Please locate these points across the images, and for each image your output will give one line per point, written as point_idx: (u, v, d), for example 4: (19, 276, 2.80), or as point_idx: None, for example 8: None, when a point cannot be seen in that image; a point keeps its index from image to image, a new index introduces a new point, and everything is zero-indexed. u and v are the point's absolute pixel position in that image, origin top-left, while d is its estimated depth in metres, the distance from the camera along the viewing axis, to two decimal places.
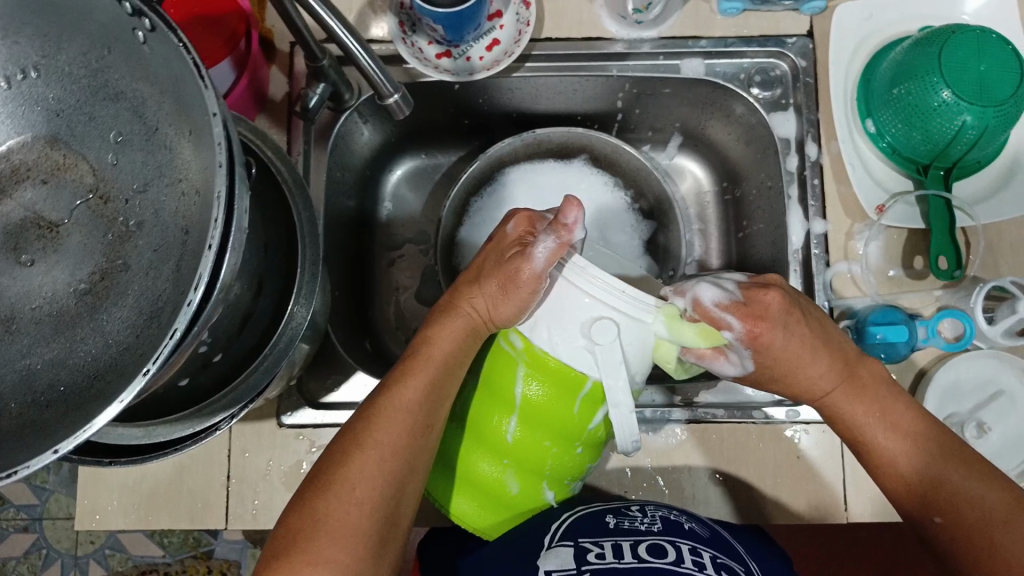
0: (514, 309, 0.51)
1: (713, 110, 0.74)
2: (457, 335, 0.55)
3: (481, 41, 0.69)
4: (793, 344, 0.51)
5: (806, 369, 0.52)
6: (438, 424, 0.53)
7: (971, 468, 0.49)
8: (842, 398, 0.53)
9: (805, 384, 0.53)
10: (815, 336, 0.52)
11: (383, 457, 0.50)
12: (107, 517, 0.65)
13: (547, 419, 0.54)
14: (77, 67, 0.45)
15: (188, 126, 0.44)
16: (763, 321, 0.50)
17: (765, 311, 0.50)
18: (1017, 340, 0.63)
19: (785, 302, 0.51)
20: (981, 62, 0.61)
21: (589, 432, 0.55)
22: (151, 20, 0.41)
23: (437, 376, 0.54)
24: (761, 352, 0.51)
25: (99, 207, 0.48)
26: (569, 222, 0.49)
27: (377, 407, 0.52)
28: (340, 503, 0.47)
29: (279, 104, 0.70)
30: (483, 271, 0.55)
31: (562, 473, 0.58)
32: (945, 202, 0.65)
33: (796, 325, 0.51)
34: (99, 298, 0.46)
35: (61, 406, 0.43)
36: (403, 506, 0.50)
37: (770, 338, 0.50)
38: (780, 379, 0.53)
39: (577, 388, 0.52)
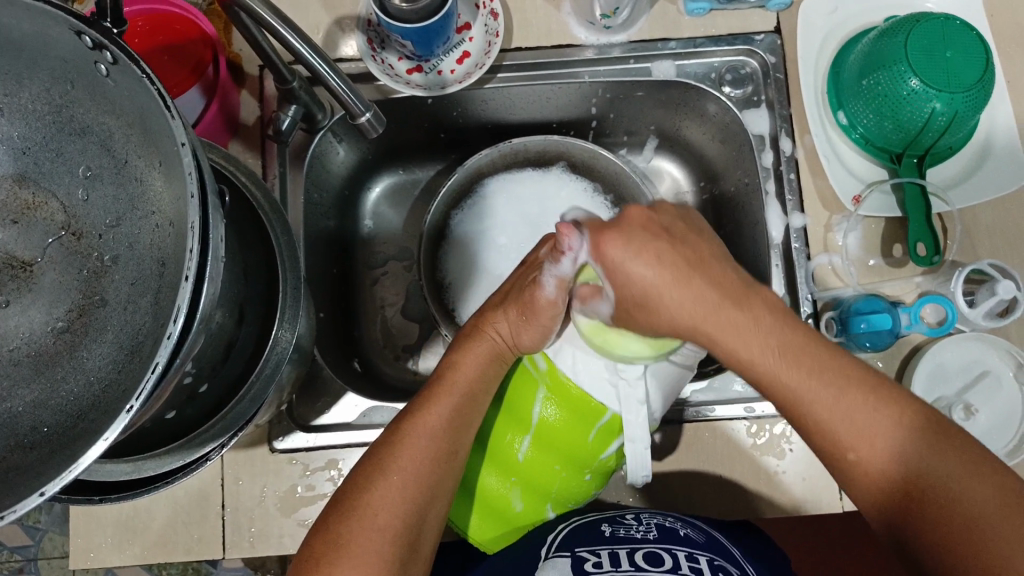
0: (537, 336, 0.54)
1: (687, 111, 0.74)
2: (482, 360, 0.56)
3: (450, 54, 0.69)
4: (650, 273, 0.46)
5: (672, 305, 0.46)
6: (462, 450, 0.53)
7: (915, 422, 0.42)
8: (725, 331, 0.45)
9: (670, 315, 0.46)
10: (680, 264, 0.46)
11: (406, 482, 0.49)
12: (101, 553, 0.64)
13: (558, 444, 0.55)
14: (40, 103, 0.45)
15: (158, 157, 0.43)
16: (610, 233, 0.48)
17: (619, 226, 0.48)
18: (999, 322, 0.63)
19: (648, 222, 0.48)
20: (947, 48, 0.61)
21: (600, 461, 0.57)
22: (111, 53, 0.40)
23: (463, 401, 0.54)
24: (613, 271, 0.47)
25: (73, 244, 0.47)
26: (568, 249, 0.50)
27: (398, 433, 0.52)
28: (362, 529, 0.47)
29: (251, 128, 0.69)
30: (507, 295, 0.57)
31: (567, 496, 0.59)
32: (920, 189, 0.65)
33: (652, 240, 0.47)
34: (77, 336, 0.46)
35: (44, 447, 0.42)
36: (425, 532, 0.50)
37: (616, 253, 0.47)
38: (640, 308, 0.47)
39: (594, 419, 0.54)
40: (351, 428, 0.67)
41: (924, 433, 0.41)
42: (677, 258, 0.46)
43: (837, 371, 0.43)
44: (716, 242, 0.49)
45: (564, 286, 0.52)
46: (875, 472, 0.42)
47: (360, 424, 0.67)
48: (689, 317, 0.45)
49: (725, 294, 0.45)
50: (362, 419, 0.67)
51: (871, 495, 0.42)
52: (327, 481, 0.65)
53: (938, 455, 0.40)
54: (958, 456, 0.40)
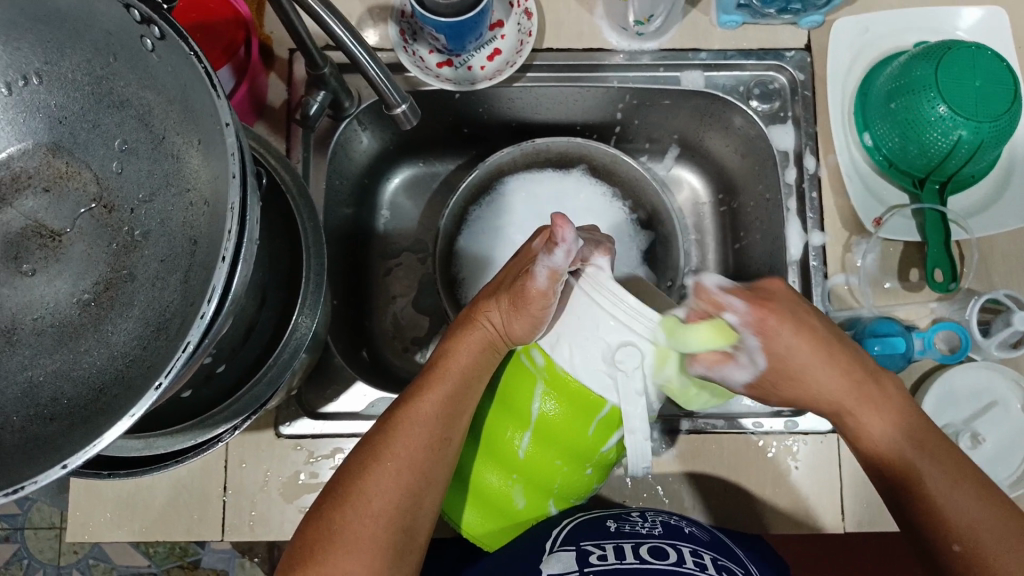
0: (528, 326, 0.52)
1: (712, 122, 0.74)
2: (474, 349, 0.55)
3: (481, 51, 0.70)
4: (802, 347, 0.50)
5: (820, 378, 0.50)
6: (456, 437, 0.53)
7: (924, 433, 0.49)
8: (861, 399, 0.50)
9: (818, 388, 0.51)
10: (830, 342, 0.51)
11: (399, 470, 0.50)
12: (99, 529, 0.64)
13: (558, 437, 0.54)
14: (80, 74, 0.45)
15: (197, 135, 0.43)
16: (769, 305, 0.50)
17: (771, 297, 0.51)
18: (1013, 352, 0.64)
19: (790, 297, 0.52)
20: (975, 78, 0.62)
21: (601, 454, 0.56)
22: (160, 29, 0.41)
23: (456, 389, 0.54)
24: (767, 343, 0.50)
25: (104, 216, 0.47)
26: (562, 241, 0.48)
27: (392, 421, 0.52)
28: (356, 515, 0.48)
29: (277, 111, 0.69)
30: (499, 284, 0.55)
31: (569, 491, 0.59)
32: (940, 216, 0.66)
33: (807, 318, 0.51)
34: (103, 309, 0.45)
35: (66, 419, 0.42)
36: (421, 520, 0.50)
37: (778, 327, 0.50)
38: (787, 379, 0.51)
39: (594, 412, 0.52)
40: (358, 417, 0.67)
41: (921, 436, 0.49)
42: (826, 335, 0.51)
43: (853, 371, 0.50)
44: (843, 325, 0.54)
45: (555, 276, 0.49)
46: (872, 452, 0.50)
47: (367, 414, 0.67)
48: (829, 385, 0.50)
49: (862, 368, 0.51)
50: (370, 409, 0.67)
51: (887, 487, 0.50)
52: (330, 470, 0.65)
53: (928, 456, 0.48)
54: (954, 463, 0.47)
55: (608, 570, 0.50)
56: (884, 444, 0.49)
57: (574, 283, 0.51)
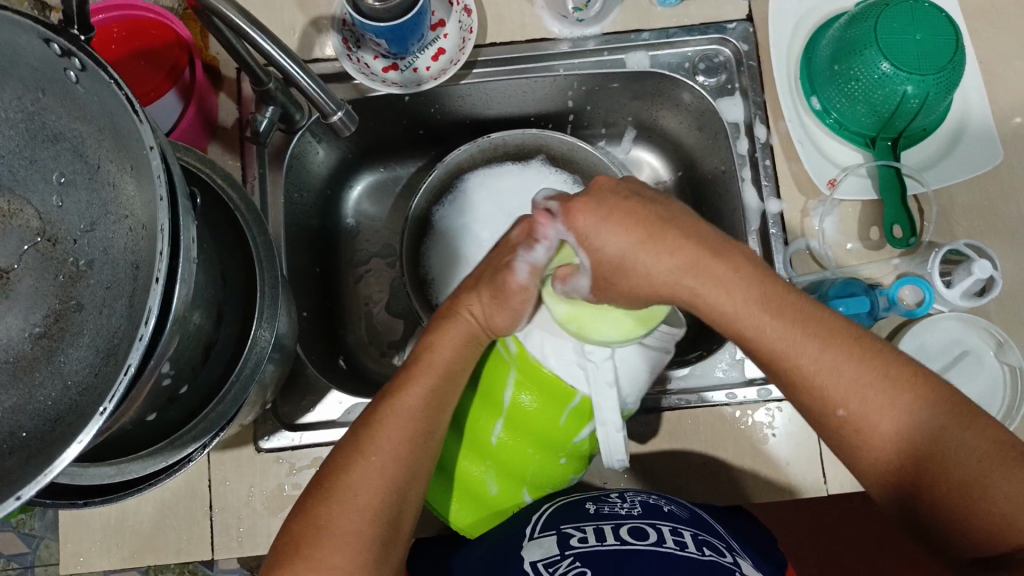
0: (509, 319, 0.52)
1: (663, 100, 0.74)
2: (458, 343, 0.55)
3: (426, 51, 0.70)
4: (622, 234, 0.46)
5: (658, 274, 0.46)
6: (439, 432, 0.53)
7: (929, 396, 0.43)
8: (747, 309, 0.45)
9: (653, 279, 0.46)
10: (651, 224, 0.46)
11: (384, 465, 0.50)
12: (91, 557, 0.65)
13: (532, 427, 0.55)
14: (13, 111, 0.45)
15: (129, 162, 0.44)
16: (581, 203, 0.47)
17: (587, 193, 0.48)
18: (977, 300, 0.63)
19: (611, 186, 0.48)
20: (916, 31, 0.62)
21: (574, 445, 0.57)
22: (80, 60, 0.41)
23: (439, 382, 0.54)
24: (586, 239, 0.47)
25: (48, 250, 0.48)
26: (546, 237, 0.49)
27: (376, 417, 0.52)
28: (342, 512, 0.48)
29: (230, 131, 0.69)
30: (481, 276, 0.55)
31: (543, 480, 0.60)
32: (895, 171, 0.66)
33: (624, 203, 0.47)
34: (55, 340, 0.46)
35: (24, 452, 0.42)
36: (405, 513, 0.51)
37: (584, 219, 0.47)
38: (619, 272, 0.46)
39: (566, 402, 0.53)
40: (336, 425, 0.68)
41: (931, 400, 0.42)
42: (652, 222, 0.46)
43: (823, 327, 0.45)
44: (684, 205, 0.48)
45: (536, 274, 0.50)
46: (881, 437, 0.43)
47: (345, 421, 0.68)
48: (665, 272, 0.45)
49: (712, 254, 0.45)
50: (347, 416, 0.68)
51: (873, 465, 0.44)
52: None
53: (947, 423, 0.42)
54: (967, 427, 0.41)
55: (588, 553, 0.50)
56: (901, 432, 0.43)
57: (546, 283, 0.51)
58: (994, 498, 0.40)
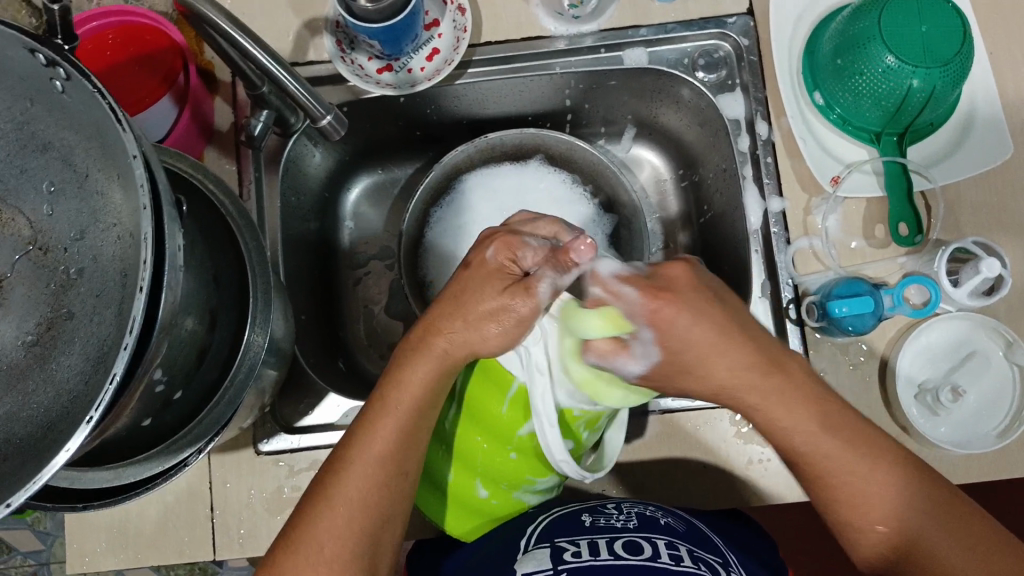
0: (507, 340, 0.53)
1: (662, 97, 0.73)
2: (426, 378, 0.53)
3: (420, 52, 0.69)
4: (694, 340, 0.50)
5: (721, 370, 0.50)
6: (410, 470, 0.52)
7: (915, 494, 0.48)
8: (805, 436, 0.49)
9: (721, 380, 0.50)
10: (730, 328, 0.50)
11: (353, 514, 0.49)
12: (96, 558, 0.66)
13: (481, 412, 0.60)
14: (2, 121, 0.46)
15: (116, 170, 0.44)
16: (665, 296, 0.50)
17: (670, 287, 0.51)
18: (985, 300, 0.62)
19: (688, 279, 0.51)
20: (922, 23, 0.60)
21: (520, 437, 0.59)
22: (64, 70, 0.42)
23: (410, 415, 0.52)
24: (665, 333, 0.50)
25: (40, 258, 0.48)
26: (578, 262, 0.53)
27: (343, 460, 0.51)
28: (312, 565, 0.47)
29: (226, 135, 0.70)
30: (461, 300, 0.53)
31: (495, 474, 0.60)
32: (900, 167, 0.65)
33: (704, 305, 0.50)
34: (47, 349, 0.46)
35: (15, 459, 0.43)
36: (379, 557, 0.50)
37: (674, 317, 0.49)
38: (684, 370, 0.51)
39: (505, 389, 0.59)
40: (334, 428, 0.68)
41: (923, 502, 0.48)
42: (729, 324, 0.50)
43: (843, 436, 0.49)
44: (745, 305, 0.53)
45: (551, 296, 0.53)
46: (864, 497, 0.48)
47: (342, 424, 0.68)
48: (730, 377, 0.50)
49: (771, 363, 0.50)
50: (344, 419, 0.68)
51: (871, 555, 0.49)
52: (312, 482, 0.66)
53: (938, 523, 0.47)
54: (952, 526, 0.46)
55: (581, 568, 0.50)
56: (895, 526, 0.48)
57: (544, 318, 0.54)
58: (946, 566, 0.46)
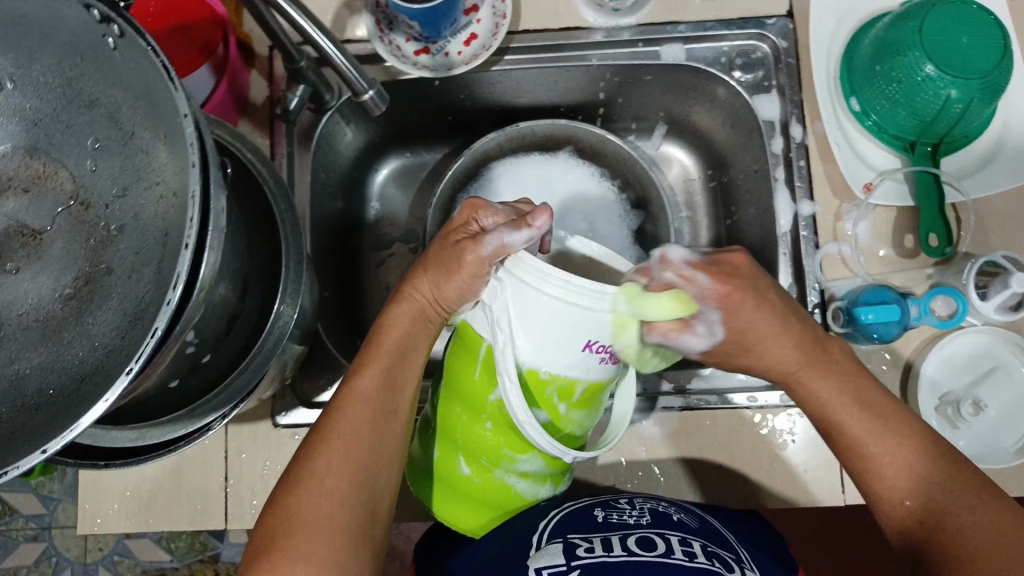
0: (457, 292, 0.52)
1: (696, 96, 0.73)
2: (406, 321, 0.56)
3: (458, 36, 0.69)
4: (759, 321, 0.51)
5: (773, 350, 0.53)
6: (401, 411, 0.54)
7: (930, 451, 0.49)
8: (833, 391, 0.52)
9: (772, 358, 0.53)
10: (784, 311, 0.52)
11: (348, 449, 0.50)
12: (109, 520, 0.66)
13: (456, 380, 0.57)
14: (52, 76, 0.46)
15: (163, 130, 0.44)
16: (732, 280, 0.51)
17: (732, 271, 0.52)
18: (1010, 315, 0.62)
19: (748, 267, 0.53)
20: (963, 34, 0.60)
21: (492, 404, 0.55)
22: (120, 26, 0.43)
23: (393, 358, 0.55)
24: (728, 315, 0.51)
25: (80, 213, 0.48)
26: (533, 226, 0.48)
27: (336, 401, 0.53)
28: (311, 497, 0.48)
29: (260, 108, 0.70)
30: (428, 256, 0.55)
31: (476, 450, 0.58)
32: (932, 178, 0.65)
33: (765, 291, 0.52)
34: (84, 302, 0.47)
35: (49, 409, 0.43)
36: (379, 494, 0.51)
37: (740, 302, 0.51)
38: (745, 352, 0.54)
39: (474, 351, 0.54)
40: None
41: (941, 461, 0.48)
42: (780, 306, 0.52)
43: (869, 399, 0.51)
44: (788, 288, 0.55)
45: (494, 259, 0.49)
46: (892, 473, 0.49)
47: None
48: (789, 360, 0.53)
49: (816, 342, 0.53)
50: None
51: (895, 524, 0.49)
52: None
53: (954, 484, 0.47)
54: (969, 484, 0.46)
55: (593, 564, 0.50)
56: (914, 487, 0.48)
57: (500, 271, 0.48)
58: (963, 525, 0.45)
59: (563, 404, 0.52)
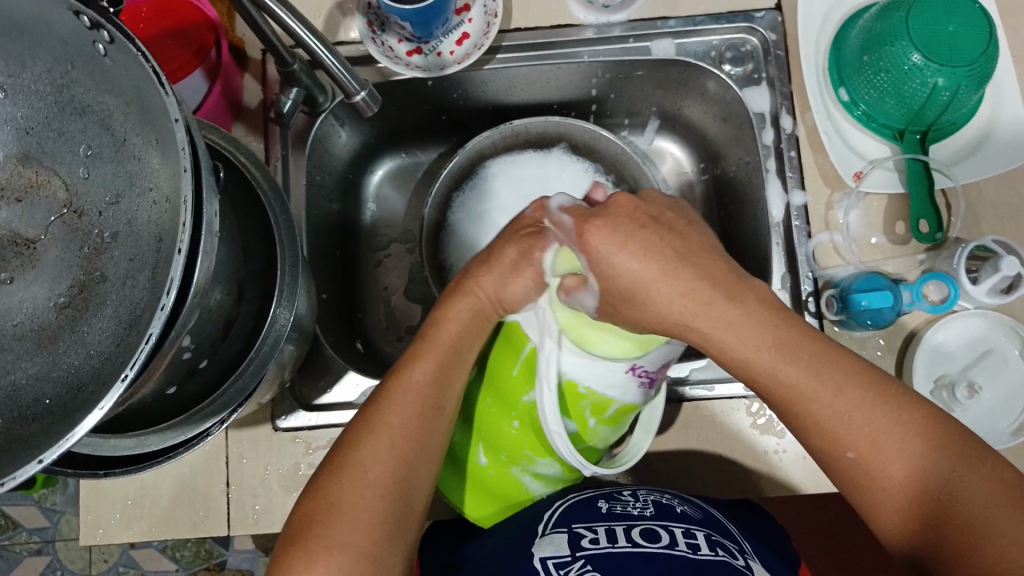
0: (519, 293, 0.54)
1: (688, 90, 0.74)
2: (464, 318, 0.56)
3: (449, 36, 0.70)
4: (640, 266, 0.47)
5: (658, 297, 0.47)
6: (448, 405, 0.54)
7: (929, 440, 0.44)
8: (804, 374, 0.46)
9: (656, 309, 0.47)
10: (673, 256, 0.47)
11: (394, 440, 0.51)
12: (111, 530, 0.66)
13: (496, 376, 0.59)
14: (43, 83, 0.46)
15: (155, 135, 0.44)
16: (595, 223, 0.48)
17: (603, 214, 0.49)
18: (1002, 297, 0.62)
19: (629, 208, 0.49)
20: (949, 22, 0.61)
21: (524, 405, 0.58)
22: (109, 33, 0.42)
23: (447, 354, 0.55)
24: (601, 263, 0.48)
25: (74, 221, 0.48)
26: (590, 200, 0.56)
27: (383, 392, 0.53)
28: (354, 487, 0.48)
29: (254, 112, 0.70)
30: (493, 253, 0.56)
31: (498, 444, 0.60)
32: (922, 166, 0.65)
33: (637, 229, 0.48)
34: (79, 311, 0.46)
35: (47, 418, 0.43)
36: (419, 488, 0.51)
37: (599, 243, 0.48)
38: (623, 301, 0.47)
39: (518, 350, 0.57)
40: (351, 407, 0.68)
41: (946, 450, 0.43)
42: (658, 249, 0.47)
43: (845, 377, 0.46)
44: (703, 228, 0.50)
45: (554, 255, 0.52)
46: (892, 476, 0.44)
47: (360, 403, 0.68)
48: (668, 307, 0.47)
49: (720, 290, 0.46)
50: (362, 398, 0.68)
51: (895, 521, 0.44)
52: None
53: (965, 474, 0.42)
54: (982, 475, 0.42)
55: (599, 555, 0.50)
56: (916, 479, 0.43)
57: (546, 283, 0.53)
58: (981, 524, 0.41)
59: (593, 419, 0.55)
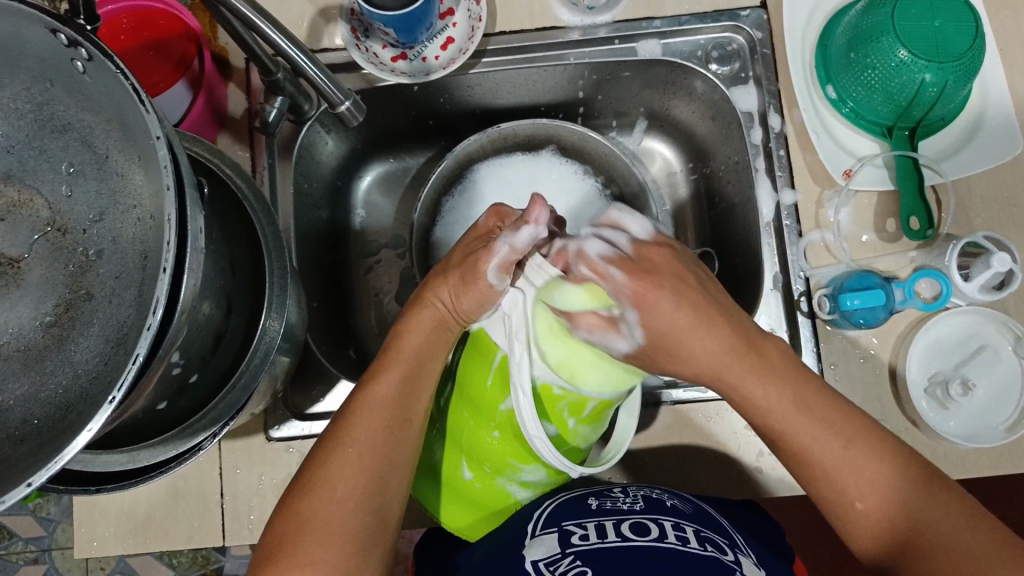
0: (476, 301, 0.54)
1: (675, 89, 0.73)
2: (426, 328, 0.56)
3: (435, 41, 0.69)
4: (680, 320, 0.50)
5: (697, 346, 0.50)
6: (417, 417, 0.54)
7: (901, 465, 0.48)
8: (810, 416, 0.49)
9: (709, 360, 0.51)
10: (720, 311, 0.51)
11: (363, 453, 0.51)
12: (105, 543, 0.66)
13: (468, 385, 0.59)
14: (22, 101, 0.46)
15: (136, 152, 0.44)
16: (649, 276, 0.50)
17: (653, 267, 0.51)
18: (995, 294, 0.62)
19: (672, 260, 0.52)
20: (935, 18, 0.61)
21: (502, 413, 0.57)
22: (86, 50, 0.41)
23: (411, 364, 0.55)
24: (647, 316, 0.50)
25: (58, 240, 0.47)
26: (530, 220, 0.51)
27: (352, 405, 0.53)
28: (324, 503, 0.48)
29: (239, 121, 0.70)
30: (449, 264, 0.57)
31: (478, 455, 0.59)
32: (912, 162, 0.65)
33: (689, 288, 0.51)
34: (65, 330, 0.46)
35: (36, 439, 0.43)
36: (390, 500, 0.51)
37: (657, 300, 0.49)
38: (657, 352, 0.51)
39: (490, 359, 0.56)
40: None
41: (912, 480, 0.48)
42: (708, 307, 0.50)
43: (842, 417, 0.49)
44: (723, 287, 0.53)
45: (505, 269, 0.52)
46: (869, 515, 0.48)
47: None
48: (756, 378, 0.50)
49: (754, 346, 0.51)
50: None
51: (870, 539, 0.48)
52: None
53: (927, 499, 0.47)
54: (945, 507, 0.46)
55: (588, 551, 0.50)
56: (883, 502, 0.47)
57: (520, 283, 0.53)
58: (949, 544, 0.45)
59: (573, 419, 0.54)
